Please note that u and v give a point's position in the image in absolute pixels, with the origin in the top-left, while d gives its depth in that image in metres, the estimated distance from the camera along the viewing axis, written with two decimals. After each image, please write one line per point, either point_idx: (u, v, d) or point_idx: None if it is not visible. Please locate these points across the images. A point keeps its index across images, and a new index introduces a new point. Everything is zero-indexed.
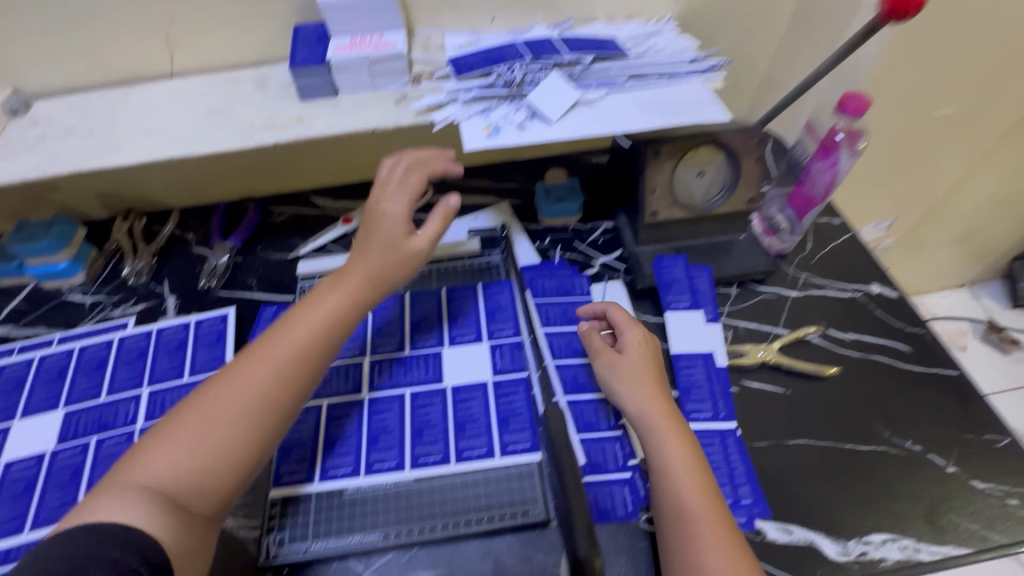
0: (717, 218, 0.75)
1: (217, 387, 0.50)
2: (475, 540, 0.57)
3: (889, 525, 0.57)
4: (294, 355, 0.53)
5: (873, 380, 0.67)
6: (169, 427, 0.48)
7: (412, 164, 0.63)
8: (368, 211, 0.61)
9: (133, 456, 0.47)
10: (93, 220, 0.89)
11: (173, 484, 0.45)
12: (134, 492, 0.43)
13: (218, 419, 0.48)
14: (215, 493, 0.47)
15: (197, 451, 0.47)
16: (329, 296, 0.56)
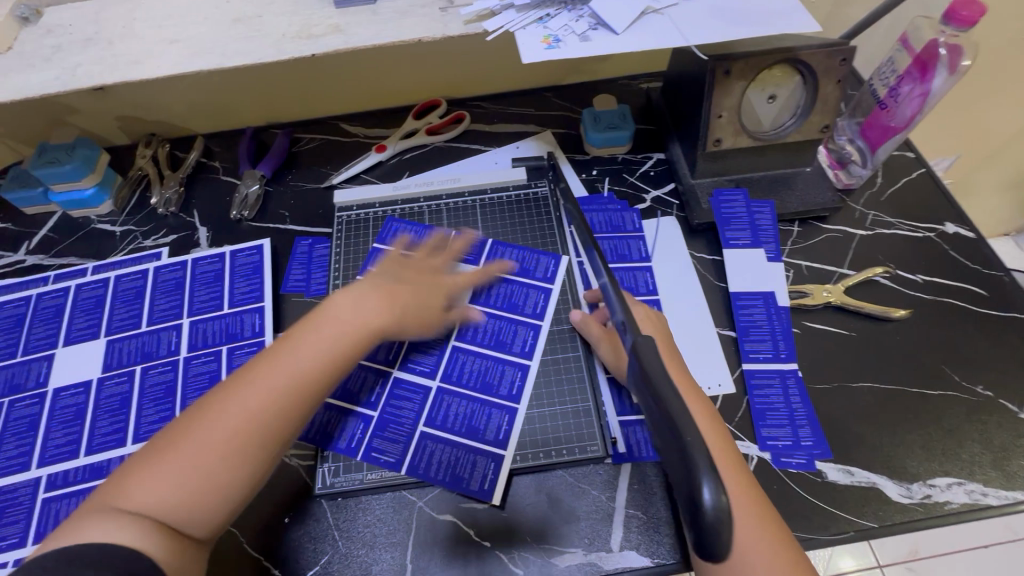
0: (784, 148, 0.70)
1: (218, 409, 0.46)
2: (529, 475, 0.57)
3: (955, 470, 0.55)
4: (300, 381, 0.48)
5: (943, 324, 0.64)
6: (163, 447, 0.44)
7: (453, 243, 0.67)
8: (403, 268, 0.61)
9: (126, 473, 0.43)
10: (115, 146, 0.85)
11: (168, 511, 0.42)
12: (128, 518, 0.40)
13: (220, 440, 0.44)
14: (211, 519, 0.44)
15: (194, 478, 0.43)
16: (336, 336, 0.51)
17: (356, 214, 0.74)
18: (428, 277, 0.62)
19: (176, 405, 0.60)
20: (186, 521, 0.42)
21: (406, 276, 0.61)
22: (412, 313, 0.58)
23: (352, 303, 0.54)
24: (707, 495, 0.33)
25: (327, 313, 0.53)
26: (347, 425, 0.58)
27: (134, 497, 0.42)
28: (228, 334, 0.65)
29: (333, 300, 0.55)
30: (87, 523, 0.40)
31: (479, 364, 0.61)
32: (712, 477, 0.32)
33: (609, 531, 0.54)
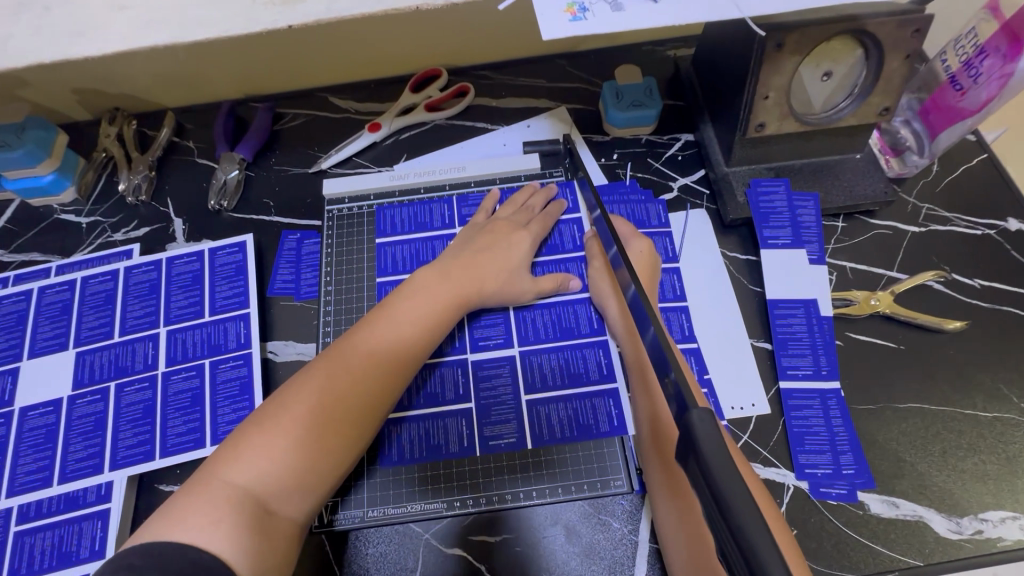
0: (834, 133, 0.61)
1: (323, 375, 0.46)
2: (544, 509, 0.52)
3: (1009, 502, 0.51)
4: (395, 347, 0.50)
5: (1000, 336, 0.57)
6: (266, 419, 0.44)
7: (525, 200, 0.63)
8: (462, 239, 0.60)
9: (222, 454, 0.42)
10: (76, 123, 0.75)
11: (269, 487, 0.42)
12: (227, 497, 0.40)
13: (323, 406, 0.45)
14: (307, 498, 0.43)
15: (296, 451, 0.43)
16: (427, 310, 0.53)
17: (348, 207, 0.66)
18: (509, 234, 0.60)
19: (156, 427, 0.55)
20: (284, 502, 0.42)
21: (482, 239, 0.59)
22: (495, 281, 0.57)
23: (439, 275, 0.56)
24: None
25: (419, 286, 0.55)
26: (448, 428, 0.54)
27: (236, 472, 0.41)
28: (210, 345, 0.59)
29: (421, 274, 0.56)
30: (184, 509, 0.39)
31: (549, 315, 0.59)
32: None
33: (631, 570, 0.49)
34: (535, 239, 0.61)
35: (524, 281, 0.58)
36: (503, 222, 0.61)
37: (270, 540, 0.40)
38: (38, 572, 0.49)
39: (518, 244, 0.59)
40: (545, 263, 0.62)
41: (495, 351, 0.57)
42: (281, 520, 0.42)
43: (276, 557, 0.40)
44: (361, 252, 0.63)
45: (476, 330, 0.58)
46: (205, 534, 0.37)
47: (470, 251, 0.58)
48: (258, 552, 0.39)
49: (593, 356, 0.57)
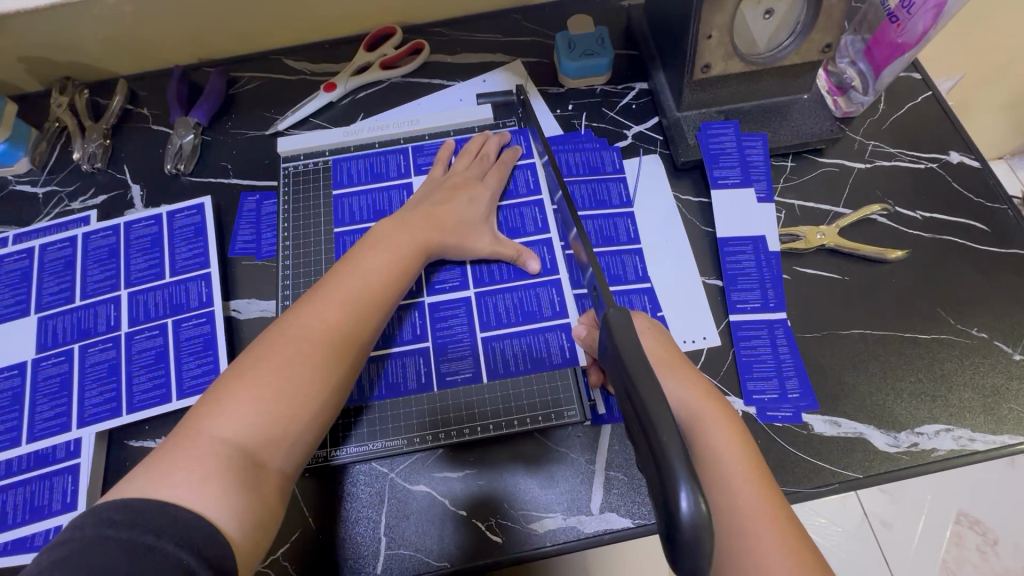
0: (780, 73, 0.62)
1: (295, 329, 0.45)
2: (503, 443, 0.54)
3: (943, 416, 0.54)
4: (365, 294, 0.49)
5: (940, 263, 0.60)
6: (243, 373, 0.42)
7: (477, 149, 0.64)
8: (423, 193, 0.60)
9: (201, 413, 0.41)
10: (26, 94, 0.74)
11: (258, 439, 0.41)
12: (216, 451, 0.39)
13: (302, 358, 0.44)
14: (296, 450, 0.43)
15: (282, 402, 0.42)
16: (394, 259, 0.52)
17: (305, 164, 0.66)
18: (468, 188, 0.60)
19: (122, 385, 0.56)
20: (271, 456, 0.41)
21: (441, 193, 0.59)
22: (455, 230, 0.57)
23: (401, 226, 0.55)
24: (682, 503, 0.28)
25: (381, 237, 0.54)
26: (405, 367, 0.56)
27: (223, 427, 0.40)
28: (172, 305, 0.59)
29: (381, 227, 0.55)
30: (171, 465, 0.38)
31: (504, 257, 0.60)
32: (690, 484, 0.28)
33: (588, 494, 0.52)
34: (493, 195, 0.61)
35: (482, 231, 0.59)
36: (460, 176, 0.61)
37: (262, 490, 0.40)
38: (12, 526, 0.50)
39: (475, 197, 0.60)
40: (500, 207, 0.63)
41: (450, 292, 0.59)
42: (272, 471, 0.41)
43: (268, 511, 0.40)
44: (318, 209, 0.64)
45: (433, 274, 0.60)
46: (193, 489, 0.37)
47: (429, 204, 0.58)
48: (250, 504, 0.38)
49: (546, 295, 0.58)
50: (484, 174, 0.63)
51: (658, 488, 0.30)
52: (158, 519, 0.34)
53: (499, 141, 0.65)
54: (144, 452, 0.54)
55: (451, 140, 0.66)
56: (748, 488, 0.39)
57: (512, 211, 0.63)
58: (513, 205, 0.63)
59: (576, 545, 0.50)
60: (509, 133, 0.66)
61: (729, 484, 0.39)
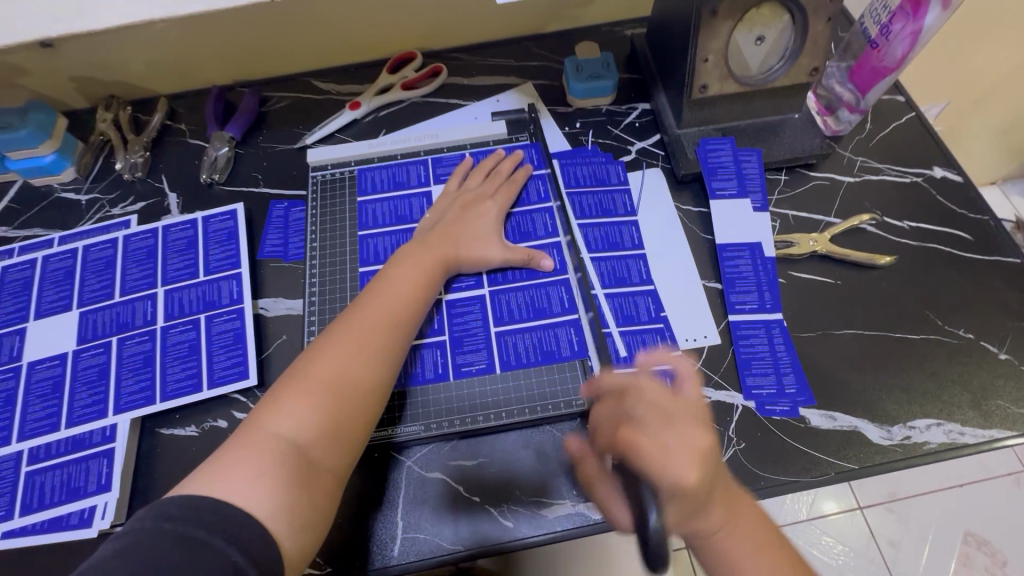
0: (772, 93, 0.67)
1: (337, 339, 0.51)
2: (515, 432, 0.57)
3: (934, 411, 0.56)
4: (397, 306, 0.55)
5: (926, 269, 0.64)
6: (297, 379, 0.48)
7: (489, 169, 0.69)
8: (441, 210, 0.65)
9: (259, 418, 0.46)
10: (74, 110, 0.80)
11: (308, 439, 0.46)
12: (270, 452, 0.44)
13: (344, 364, 0.49)
14: (344, 449, 0.47)
15: (330, 401, 0.47)
16: (421, 274, 0.58)
17: (331, 173, 0.71)
18: (478, 204, 0.65)
19: (156, 375, 0.59)
20: (320, 454, 0.46)
21: (453, 211, 0.64)
22: (467, 243, 0.62)
23: (421, 246, 0.60)
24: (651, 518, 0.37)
25: (405, 256, 0.59)
26: (424, 357, 0.59)
27: (279, 428, 0.45)
28: (205, 302, 0.63)
29: (405, 249, 0.60)
30: (231, 464, 0.43)
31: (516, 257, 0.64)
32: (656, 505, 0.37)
33: None
34: (502, 208, 0.66)
35: (496, 243, 0.63)
36: (472, 194, 0.66)
37: (310, 490, 0.44)
38: (48, 505, 0.53)
39: (486, 211, 0.64)
40: (511, 215, 0.67)
41: (467, 292, 0.63)
42: (323, 470, 0.46)
43: (314, 511, 0.44)
44: (342, 215, 0.68)
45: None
46: (246, 487, 0.42)
47: (444, 223, 0.63)
48: (299, 500, 0.43)
49: (556, 293, 0.62)
50: (495, 189, 0.67)
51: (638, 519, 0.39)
52: (212, 516, 0.39)
53: (513, 159, 0.70)
54: (175, 438, 0.58)
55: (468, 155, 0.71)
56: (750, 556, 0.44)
57: (524, 218, 0.67)
58: (523, 212, 0.67)
59: (585, 531, 0.53)
60: (522, 153, 0.71)
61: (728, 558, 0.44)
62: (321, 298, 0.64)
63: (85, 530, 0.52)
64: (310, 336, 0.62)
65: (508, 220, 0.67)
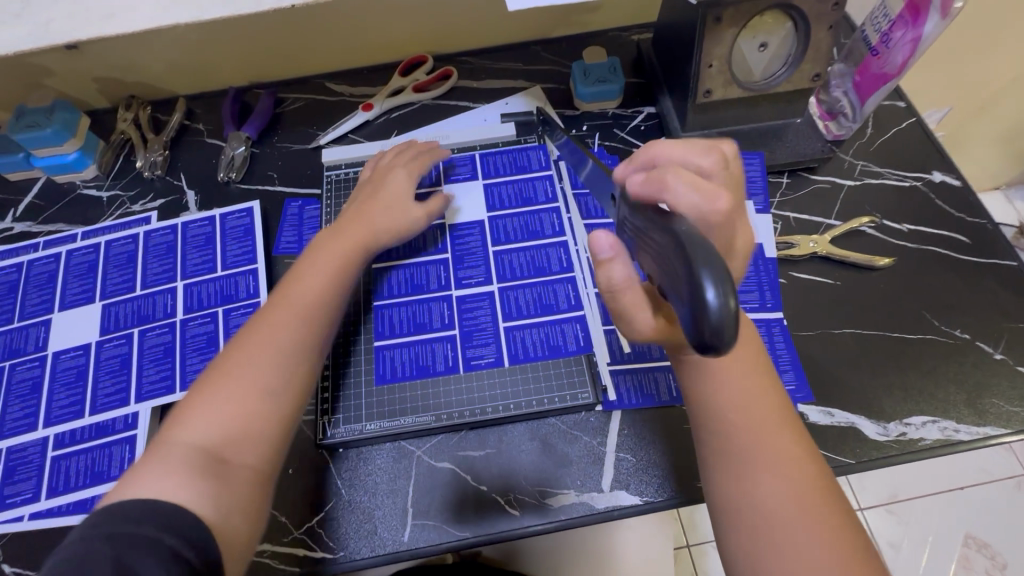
0: (775, 98, 0.69)
1: (237, 344, 0.52)
2: (521, 424, 0.59)
3: (930, 409, 0.58)
4: (302, 302, 0.55)
5: (924, 271, 0.65)
6: (206, 384, 0.49)
7: (399, 153, 0.69)
8: (358, 198, 0.65)
9: (173, 424, 0.47)
10: (96, 110, 0.83)
11: (219, 439, 0.47)
12: (180, 454, 0.45)
13: (253, 366, 0.50)
14: (258, 445, 0.48)
15: (238, 402, 0.48)
16: (326, 270, 0.58)
17: (345, 172, 0.73)
18: (387, 182, 0.66)
19: (176, 366, 0.61)
20: (234, 452, 0.47)
21: (364, 197, 0.65)
22: (388, 236, 0.62)
23: (329, 240, 0.61)
24: (710, 296, 0.29)
25: (313, 251, 0.60)
26: (435, 352, 0.61)
27: (188, 434, 0.46)
28: (223, 296, 0.65)
29: (314, 245, 0.61)
30: (144, 470, 0.44)
31: (526, 256, 0.66)
32: (719, 280, 0.29)
33: (600, 473, 0.56)
34: (426, 201, 0.66)
35: (411, 216, 0.64)
36: (394, 183, 0.66)
37: (229, 484, 0.45)
38: (73, 488, 0.55)
39: (398, 188, 0.65)
40: (481, 221, 0.69)
41: (403, 295, 0.64)
42: (236, 465, 0.46)
43: (237, 499, 0.45)
44: None
45: (459, 271, 0.66)
46: (161, 486, 0.43)
47: (359, 215, 0.63)
48: (214, 492, 0.44)
49: (562, 291, 0.64)
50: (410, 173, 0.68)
51: (683, 288, 0.31)
52: (153, 515, 0.40)
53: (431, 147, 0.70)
54: None
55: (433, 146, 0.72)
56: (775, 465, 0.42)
57: (448, 222, 0.69)
58: (474, 219, 0.69)
59: (586, 520, 0.55)
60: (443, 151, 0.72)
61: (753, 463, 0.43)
62: None
63: None
64: None
65: (482, 226, 0.69)
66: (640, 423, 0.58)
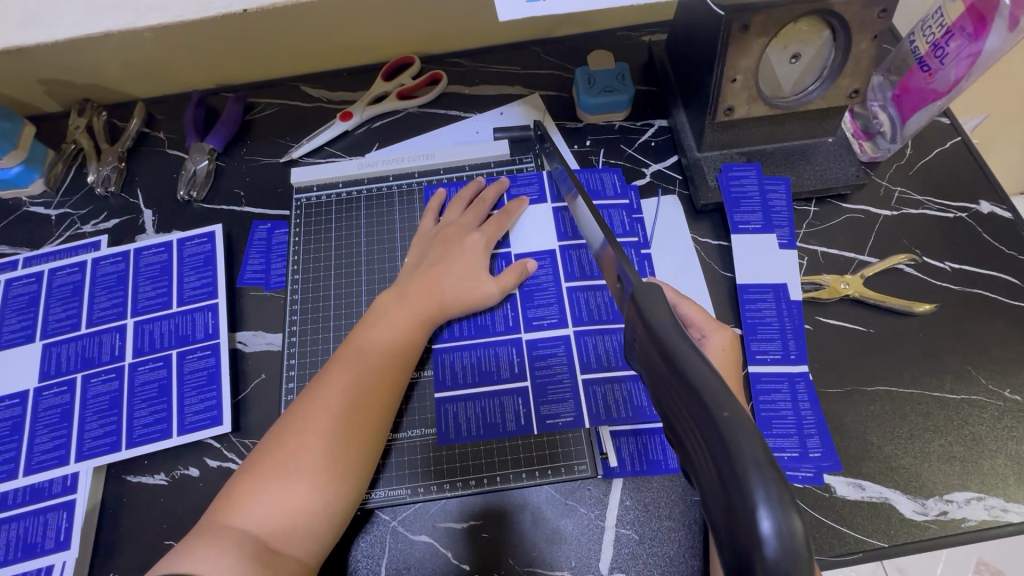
0: (805, 116, 0.61)
1: (300, 417, 0.45)
2: (512, 495, 0.52)
3: (975, 483, 0.51)
4: (371, 374, 0.48)
5: (970, 319, 0.57)
6: (261, 460, 0.44)
7: (466, 199, 0.63)
8: (431, 245, 0.59)
9: (222, 504, 0.42)
10: (46, 115, 0.75)
11: (272, 529, 0.41)
12: (231, 539, 0.40)
13: (312, 447, 0.44)
14: (311, 537, 0.42)
15: (297, 490, 0.42)
16: (395, 335, 0.51)
17: (317, 195, 0.65)
18: (462, 238, 0.59)
19: (123, 418, 0.55)
20: (286, 545, 0.41)
21: (435, 250, 0.58)
22: (457, 288, 0.55)
23: (402, 297, 0.54)
24: (765, 528, 0.22)
25: (382, 311, 0.53)
26: (505, 406, 0.54)
27: (243, 519, 0.41)
28: (178, 336, 0.58)
29: (381, 300, 0.54)
30: (192, 546, 0.39)
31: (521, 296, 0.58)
32: (775, 505, 0.22)
33: (598, 553, 0.50)
34: (490, 241, 0.59)
35: (488, 282, 0.56)
36: (453, 227, 0.60)
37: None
38: (3, 563, 0.49)
39: (469, 246, 0.58)
40: (553, 251, 0.60)
41: (464, 342, 0.57)
42: (288, 559, 0.41)
43: None
44: (328, 242, 0.63)
45: (530, 309, 0.58)
46: (212, 563, 0.38)
47: (427, 267, 0.56)
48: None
49: (599, 345, 0.56)
50: (481, 221, 0.61)
51: (721, 502, 0.23)
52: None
53: (498, 188, 0.63)
54: (143, 488, 0.53)
55: (479, 178, 0.65)
56: None
57: (515, 253, 0.60)
58: (543, 249, 0.60)
59: None
60: (507, 179, 0.64)
61: None
62: (302, 337, 0.58)
63: None
64: (290, 379, 0.56)
65: (553, 256, 0.60)
66: (646, 493, 0.51)
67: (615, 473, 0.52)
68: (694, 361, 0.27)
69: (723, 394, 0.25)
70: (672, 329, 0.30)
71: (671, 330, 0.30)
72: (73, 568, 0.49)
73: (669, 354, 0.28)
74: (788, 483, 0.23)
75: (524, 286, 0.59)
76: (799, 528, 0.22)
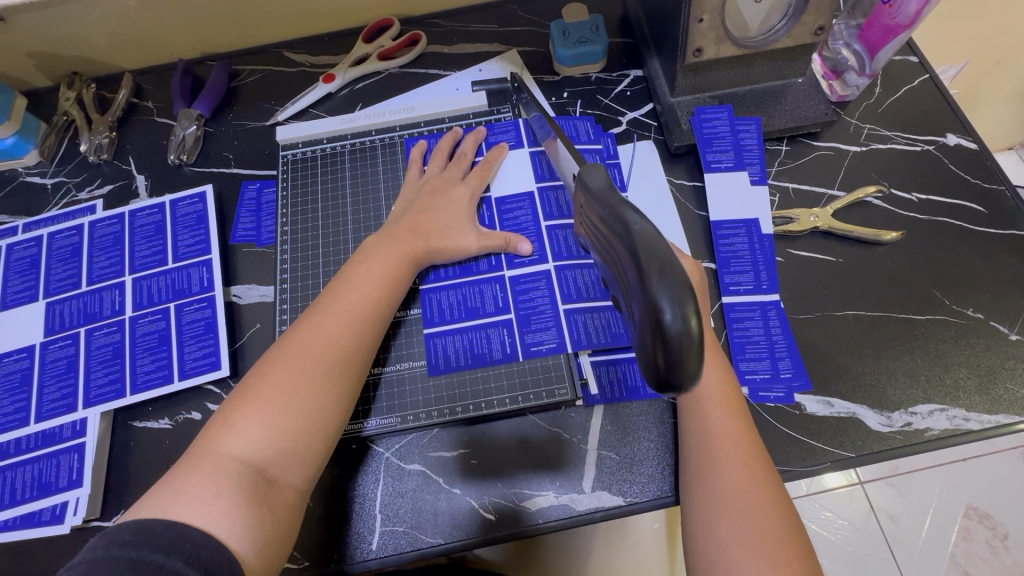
0: (774, 56, 0.62)
1: (294, 345, 0.48)
2: (501, 421, 0.55)
3: (938, 397, 0.53)
4: (358, 308, 0.51)
5: (935, 245, 0.60)
6: (253, 389, 0.46)
7: (447, 151, 0.64)
8: (417, 193, 0.61)
9: (217, 425, 0.44)
10: (36, 89, 0.76)
11: (266, 456, 0.44)
12: (225, 468, 0.42)
13: (304, 374, 0.46)
14: (306, 465, 0.45)
15: (291, 414, 0.45)
16: (382, 273, 0.53)
17: (302, 152, 0.67)
18: (448, 190, 0.60)
19: (126, 367, 0.58)
20: (279, 474, 0.44)
21: (421, 199, 0.60)
22: (440, 232, 0.58)
23: (387, 238, 0.56)
24: (666, 317, 0.30)
25: (370, 251, 0.55)
26: (490, 338, 0.57)
27: (234, 445, 0.43)
28: (175, 290, 0.61)
29: (369, 242, 0.56)
30: (184, 484, 0.41)
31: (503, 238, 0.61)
32: (675, 301, 0.30)
33: (580, 473, 0.52)
34: (474, 192, 0.61)
35: (470, 235, 0.58)
36: (439, 179, 0.61)
37: (273, 508, 0.42)
38: (20, 501, 0.52)
39: (456, 199, 0.60)
40: (531, 192, 0.62)
41: (451, 282, 0.59)
42: (283, 488, 0.44)
43: (279, 527, 0.43)
44: (314, 195, 0.65)
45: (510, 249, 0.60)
46: (205, 509, 0.40)
47: (412, 212, 0.58)
48: (259, 522, 0.41)
49: (578, 277, 0.58)
50: (464, 173, 0.63)
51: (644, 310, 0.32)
52: (168, 536, 0.38)
53: (477, 138, 0.65)
54: (148, 432, 0.56)
55: (457, 128, 0.67)
56: (738, 520, 0.42)
57: (496, 200, 0.62)
58: (521, 191, 0.62)
59: (567, 523, 0.51)
60: (485, 129, 0.66)
61: (716, 515, 0.43)
62: (293, 285, 0.61)
63: (57, 526, 0.51)
64: (282, 325, 0.59)
65: (532, 198, 0.62)
66: (628, 417, 0.54)
67: (594, 398, 0.54)
68: (631, 213, 0.35)
69: (650, 233, 0.33)
70: (613, 195, 0.37)
71: (610, 194, 0.37)
72: (86, 503, 0.52)
73: (615, 216, 0.35)
74: (693, 293, 0.31)
75: (505, 228, 0.61)
76: (693, 322, 0.30)
